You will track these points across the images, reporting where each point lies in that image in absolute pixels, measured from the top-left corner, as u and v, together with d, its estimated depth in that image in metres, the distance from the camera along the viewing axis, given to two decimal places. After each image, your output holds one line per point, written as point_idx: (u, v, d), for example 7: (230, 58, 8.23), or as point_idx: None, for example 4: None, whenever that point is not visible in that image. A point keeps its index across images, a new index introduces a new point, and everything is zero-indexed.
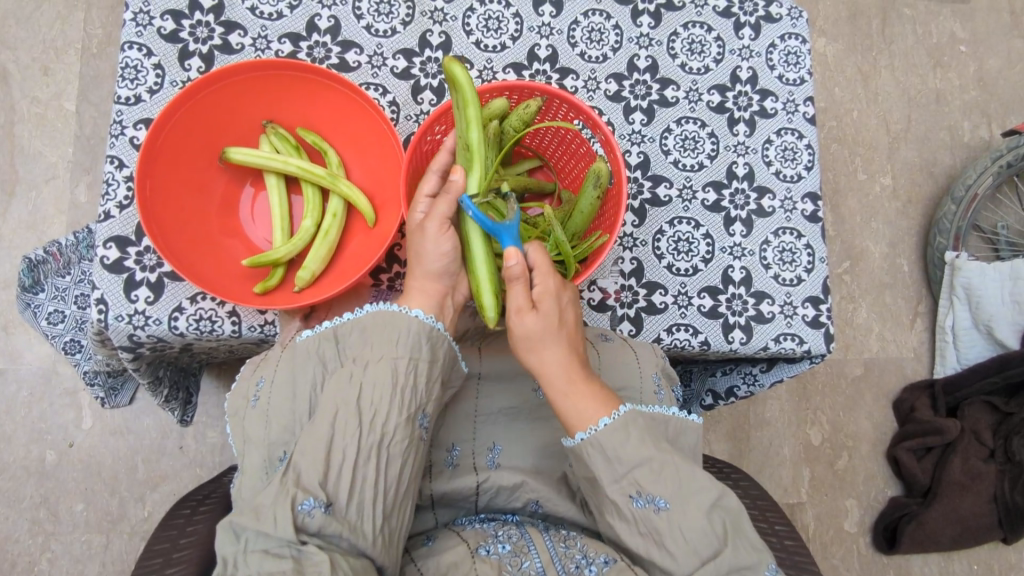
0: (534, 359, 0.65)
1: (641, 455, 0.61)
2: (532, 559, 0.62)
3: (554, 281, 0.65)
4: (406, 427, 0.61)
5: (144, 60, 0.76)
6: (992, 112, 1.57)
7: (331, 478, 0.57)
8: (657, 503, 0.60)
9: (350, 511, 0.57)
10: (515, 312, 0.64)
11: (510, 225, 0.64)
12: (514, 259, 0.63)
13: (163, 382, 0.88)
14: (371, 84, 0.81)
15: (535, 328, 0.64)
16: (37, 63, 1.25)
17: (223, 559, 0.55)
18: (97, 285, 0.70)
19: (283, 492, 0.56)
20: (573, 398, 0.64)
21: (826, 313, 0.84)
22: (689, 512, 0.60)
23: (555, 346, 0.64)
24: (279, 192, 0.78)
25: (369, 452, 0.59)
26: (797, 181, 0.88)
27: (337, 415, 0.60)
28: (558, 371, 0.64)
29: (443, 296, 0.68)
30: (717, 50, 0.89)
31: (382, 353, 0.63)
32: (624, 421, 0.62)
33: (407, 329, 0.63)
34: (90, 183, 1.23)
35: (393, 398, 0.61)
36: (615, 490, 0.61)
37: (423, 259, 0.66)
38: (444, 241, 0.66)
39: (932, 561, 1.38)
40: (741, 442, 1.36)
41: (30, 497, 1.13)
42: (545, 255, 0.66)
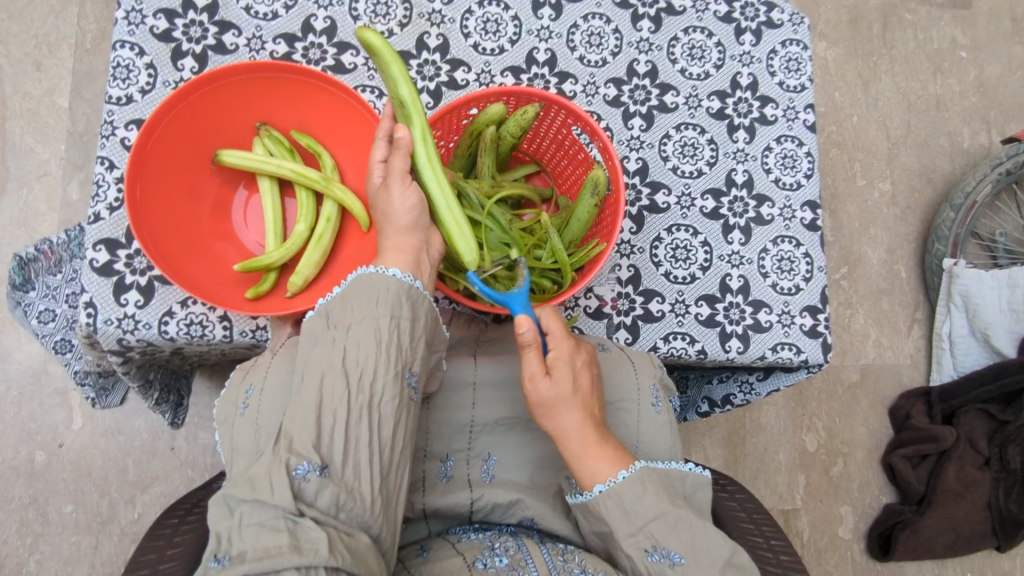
0: (549, 423, 0.65)
1: (656, 509, 0.62)
2: (530, 572, 0.61)
3: (568, 345, 0.65)
4: (394, 385, 0.58)
5: (136, 60, 0.74)
6: (992, 119, 1.56)
7: (324, 441, 0.55)
8: (673, 558, 0.60)
9: (346, 474, 0.54)
10: (529, 380, 0.64)
11: (518, 293, 0.65)
12: (527, 326, 0.62)
13: (154, 385, 0.87)
14: (366, 87, 0.80)
15: (550, 394, 0.64)
16: (29, 58, 1.23)
17: (218, 536, 0.52)
18: (86, 289, 0.69)
19: (275, 460, 0.53)
20: (587, 459, 0.64)
21: (824, 323, 0.83)
22: (702, 565, 0.61)
23: (570, 410, 0.64)
24: (272, 196, 0.77)
25: (360, 414, 0.56)
26: (796, 189, 0.87)
27: (325, 380, 0.57)
28: (573, 433, 0.64)
29: (419, 255, 0.65)
30: (717, 55, 0.88)
31: (364, 313, 0.60)
32: (639, 477, 0.63)
33: (385, 288, 0.60)
34: (82, 181, 1.22)
35: (379, 355, 0.58)
36: (632, 543, 0.62)
37: (391, 217, 0.65)
38: (410, 193, 0.65)
39: (926, 569, 1.38)
40: (736, 446, 1.36)
41: (18, 498, 1.12)
42: (557, 320, 0.65)
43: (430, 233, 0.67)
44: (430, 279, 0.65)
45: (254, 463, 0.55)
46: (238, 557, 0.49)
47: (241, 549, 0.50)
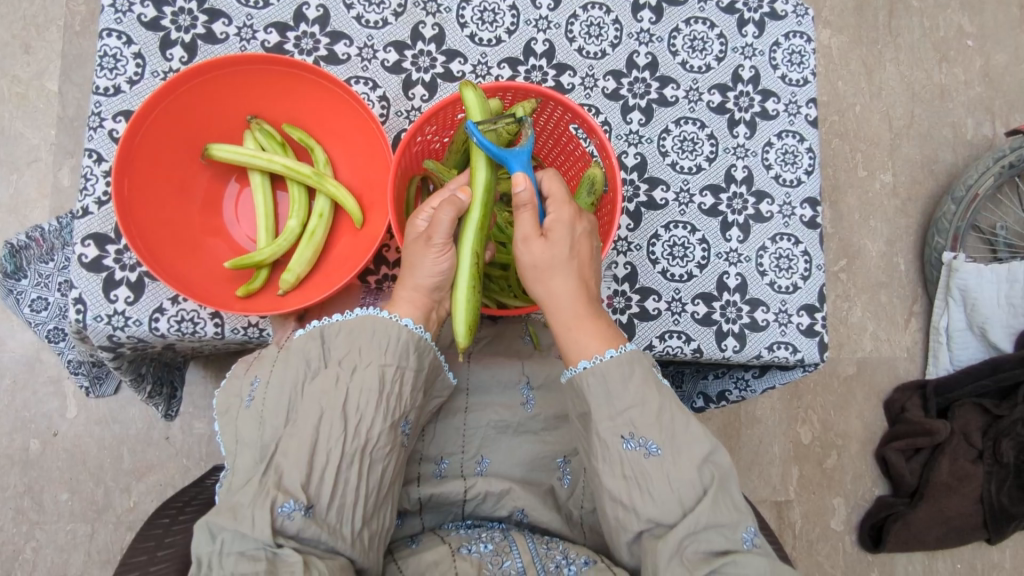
0: (542, 289, 0.64)
1: (640, 395, 0.60)
2: (514, 559, 0.62)
3: (568, 212, 0.63)
4: (388, 434, 0.61)
5: (124, 49, 0.72)
6: (996, 110, 1.54)
7: (313, 480, 0.57)
8: (648, 447, 0.59)
9: (329, 514, 0.57)
10: (523, 241, 0.63)
11: (519, 152, 0.62)
12: (523, 185, 0.60)
13: (147, 378, 0.86)
14: (360, 78, 0.78)
15: (543, 257, 0.63)
16: (17, 39, 1.21)
17: (199, 559, 0.53)
18: (75, 284, 0.68)
19: (262, 493, 0.55)
20: (574, 329, 0.64)
21: (821, 322, 0.83)
22: (678, 462, 0.58)
23: (564, 275, 0.63)
24: (264, 191, 0.76)
25: (352, 457, 0.59)
26: (796, 186, 0.86)
27: (323, 419, 0.59)
28: (564, 301, 0.64)
29: (431, 310, 0.66)
30: (719, 48, 0.86)
31: (369, 358, 0.62)
32: (628, 358, 0.61)
33: (395, 336, 0.62)
34: (74, 167, 1.20)
35: (379, 404, 0.61)
36: (609, 427, 0.60)
37: (417, 272, 0.64)
38: (444, 259, 0.63)
39: (916, 559, 1.39)
40: (731, 439, 1.36)
41: (14, 486, 1.12)
42: (558, 184, 0.64)
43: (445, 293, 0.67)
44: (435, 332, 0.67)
45: (238, 488, 0.57)
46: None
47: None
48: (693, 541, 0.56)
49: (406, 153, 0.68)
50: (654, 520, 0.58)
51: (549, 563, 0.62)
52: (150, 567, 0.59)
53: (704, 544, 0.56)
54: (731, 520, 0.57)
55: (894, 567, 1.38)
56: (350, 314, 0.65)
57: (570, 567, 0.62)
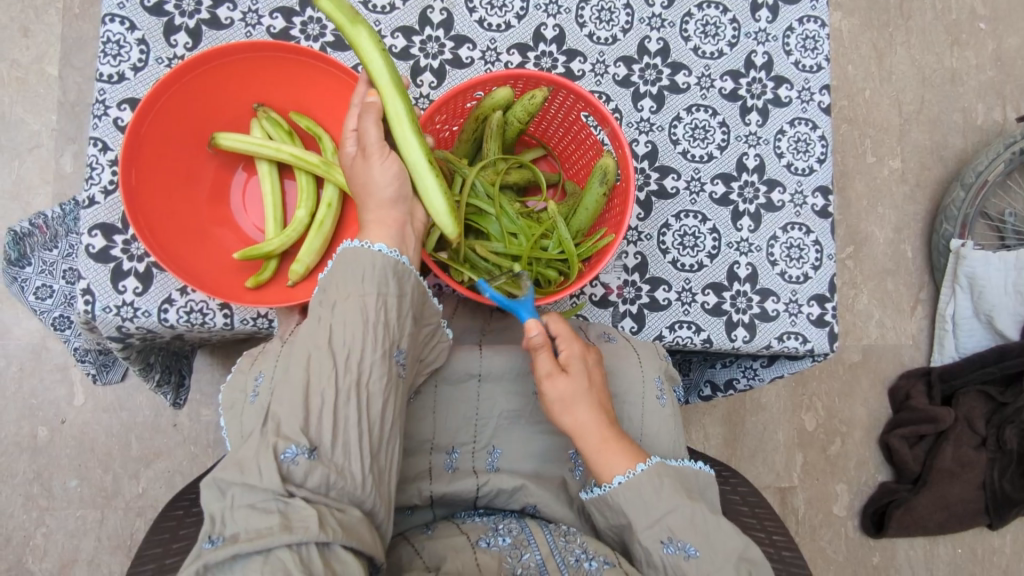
0: (567, 420, 0.63)
1: (673, 500, 0.61)
2: (532, 553, 0.62)
3: (579, 345, 0.65)
4: (381, 364, 0.57)
5: (127, 35, 0.71)
6: (1008, 94, 1.52)
7: (312, 422, 0.54)
8: (688, 550, 0.59)
9: (335, 454, 0.53)
10: (545, 377, 0.63)
11: (524, 300, 0.65)
12: (536, 329, 0.62)
13: (155, 367, 0.86)
14: (367, 65, 0.77)
15: (566, 390, 0.63)
16: (15, 23, 1.19)
17: (214, 517, 0.51)
18: (83, 274, 0.67)
19: (264, 444, 0.52)
20: (605, 451, 0.62)
21: (832, 312, 0.82)
22: (717, 561, 0.59)
23: (588, 404, 0.63)
24: (272, 180, 0.75)
25: (348, 393, 0.55)
26: (808, 174, 0.85)
27: (313, 359, 0.55)
28: (590, 430, 0.63)
29: (403, 226, 0.62)
30: (731, 34, 0.85)
31: (352, 287, 0.58)
32: (656, 470, 0.62)
33: (371, 263, 0.58)
34: (76, 152, 1.19)
35: (366, 334, 0.56)
36: (648, 534, 0.60)
37: (374, 190, 0.62)
38: (390, 163, 0.62)
39: (918, 544, 1.40)
40: (736, 425, 1.37)
41: (23, 472, 1.12)
42: (565, 323, 0.65)
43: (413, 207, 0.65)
44: (415, 250, 0.63)
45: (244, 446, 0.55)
46: (231, 538, 0.49)
47: (234, 531, 0.50)
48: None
49: None
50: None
51: (569, 557, 0.62)
52: (165, 562, 0.60)
53: None
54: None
55: (896, 552, 1.40)
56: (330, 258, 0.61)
57: (590, 561, 0.62)
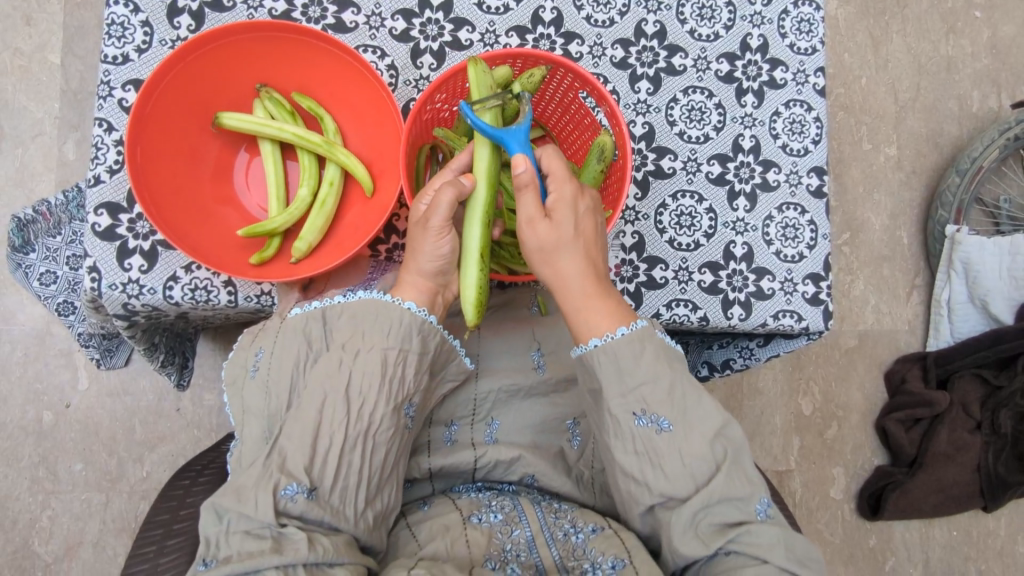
0: (549, 269, 0.64)
1: (653, 371, 0.60)
2: (523, 528, 0.63)
3: (570, 190, 0.63)
4: (392, 416, 0.61)
5: (131, 17, 0.72)
6: (1003, 82, 1.54)
7: (316, 462, 0.56)
8: (660, 424, 0.59)
9: (333, 496, 0.56)
10: (527, 223, 0.62)
11: (516, 131, 0.62)
12: (523, 166, 0.60)
13: (160, 348, 0.87)
14: (368, 47, 0.78)
15: (549, 238, 0.62)
16: (18, 12, 1.20)
17: (206, 539, 0.53)
18: (89, 252, 0.68)
19: (266, 475, 0.54)
20: (585, 311, 0.63)
21: (826, 291, 0.83)
22: (690, 438, 0.59)
23: (572, 256, 0.63)
24: (274, 160, 0.76)
25: (355, 441, 0.58)
26: (804, 155, 0.86)
27: (326, 401, 0.58)
28: (572, 280, 0.63)
29: (435, 295, 0.66)
30: (727, 16, 0.86)
31: (371, 342, 0.62)
32: (638, 335, 0.61)
33: (399, 318, 0.62)
34: (79, 140, 1.20)
35: (382, 386, 0.60)
36: (620, 405, 0.60)
37: (420, 257, 0.64)
38: (444, 242, 0.64)
39: (913, 526, 1.42)
40: (733, 410, 1.38)
41: (28, 456, 1.14)
42: (559, 163, 0.63)
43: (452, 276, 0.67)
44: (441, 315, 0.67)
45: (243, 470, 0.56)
46: (224, 560, 0.51)
47: (227, 553, 0.51)
48: (706, 515, 0.58)
49: (416, 123, 0.69)
50: (667, 494, 0.59)
51: (558, 531, 0.63)
52: (168, 540, 0.60)
53: (717, 517, 0.58)
54: (745, 493, 0.58)
55: (892, 534, 1.41)
56: (354, 296, 0.64)
57: (578, 534, 0.63)
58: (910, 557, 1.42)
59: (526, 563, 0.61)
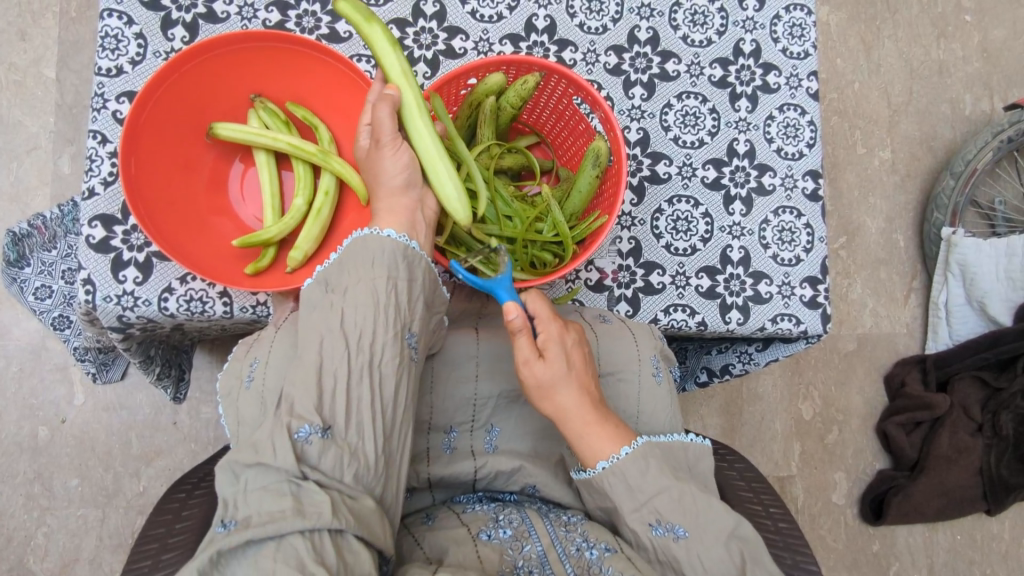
0: (547, 406, 0.63)
1: (660, 483, 0.61)
2: (534, 544, 0.62)
3: (557, 326, 0.63)
4: (395, 345, 0.59)
5: (125, 29, 0.72)
6: (995, 85, 1.54)
7: (326, 404, 0.55)
8: (676, 531, 0.60)
9: (349, 433, 0.55)
10: (523, 365, 0.62)
11: (501, 278, 0.63)
12: (516, 312, 0.60)
13: (156, 359, 0.87)
14: (362, 56, 0.78)
15: (546, 377, 0.62)
16: (13, 27, 1.20)
17: (224, 502, 0.52)
18: (83, 265, 0.68)
19: (278, 424, 0.54)
20: (587, 436, 0.63)
21: (824, 294, 0.83)
22: (707, 541, 0.60)
23: (568, 389, 0.63)
24: (269, 169, 0.76)
25: (360, 373, 0.57)
26: (798, 159, 0.86)
27: (324, 343, 0.58)
28: (571, 413, 0.63)
29: (414, 215, 0.65)
30: (720, 22, 0.86)
31: (361, 275, 0.61)
32: (642, 452, 0.62)
33: (381, 247, 0.61)
34: (73, 155, 1.20)
35: (378, 316, 0.59)
36: (636, 518, 0.61)
37: (384, 177, 0.65)
38: (401, 155, 0.65)
39: (918, 531, 1.41)
40: (733, 415, 1.37)
41: (23, 473, 1.12)
42: (543, 303, 0.64)
43: (424, 193, 0.68)
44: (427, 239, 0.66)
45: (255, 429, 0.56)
46: (244, 522, 0.50)
47: (246, 513, 0.50)
48: None
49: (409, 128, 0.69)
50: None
51: (570, 547, 0.62)
52: (163, 556, 0.60)
53: None
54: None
55: (896, 539, 1.40)
56: (343, 247, 0.63)
57: (591, 550, 0.62)
58: (915, 562, 1.41)
59: None
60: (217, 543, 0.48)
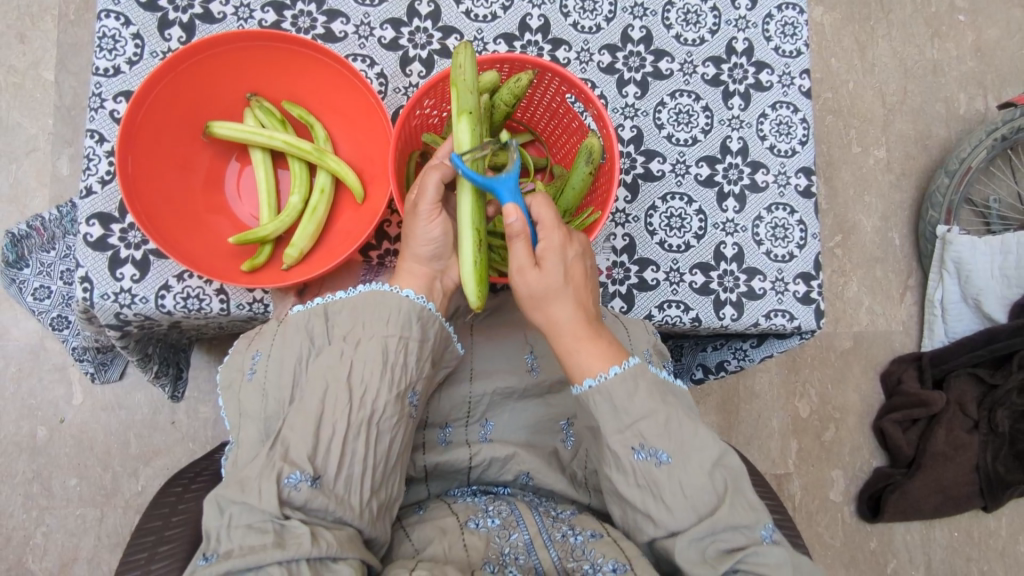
0: (542, 317, 0.63)
1: (649, 407, 0.60)
2: (521, 532, 0.62)
3: (559, 235, 0.63)
4: (396, 405, 0.61)
5: (122, 30, 0.73)
6: (988, 84, 1.55)
7: (319, 453, 0.57)
8: (659, 457, 0.59)
9: (337, 485, 0.56)
10: (518, 272, 0.62)
11: (505, 179, 0.61)
12: (514, 216, 0.60)
13: (153, 358, 0.87)
14: (357, 56, 0.79)
15: (540, 286, 0.62)
16: (12, 29, 1.21)
17: (208, 532, 0.54)
18: (81, 263, 0.69)
19: (269, 466, 0.55)
20: (577, 352, 0.62)
21: (818, 290, 0.84)
22: (691, 470, 0.59)
23: (563, 301, 0.62)
24: (265, 167, 0.76)
25: (358, 429, 0.58)
26: (791, 156, 0.86)
27: (327, 392, 0.59)
28: (565, 327, 0.63)
29: (432, 280, 0.67)
30: (712, 21, 0.87)
31: (373, 330, 0.62)
32: (631, 373, 0.61)
33: (396, 307, 0.63)
34: (72, 155, 1.20)
35: (383, 374, 0.61)
36: (618, 440, 0.60)
37: (414, 243, 0.65)
38: (434, 227, 0.65)
39: (914, 528, 1.41)
40: (730, 414, 1.38)
41: (22, 472, 1.13)
42: (550, 209, 0.62)
43: (449, 262, 0.69)
44: (442, 303, 0.68)
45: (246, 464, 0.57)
46: (225, 555, 0.51)
47: (227, 547, 0.52)
48: (713, 541, 0.57)
49: (405, 127, 0.69)
50: (670, 529, 0.58)
51: (556, 534, 0.63)
52: (160, 547, 0.60)
53: (723, 545, 0.57)
54: (748, 520, 0.57)
55: (893, 536, 1.40)
56: (354, 291, 0.65)
57: (577, 536, 0.63)
58: (912, 559, 1.41)
59: (526, 566, 0.60)
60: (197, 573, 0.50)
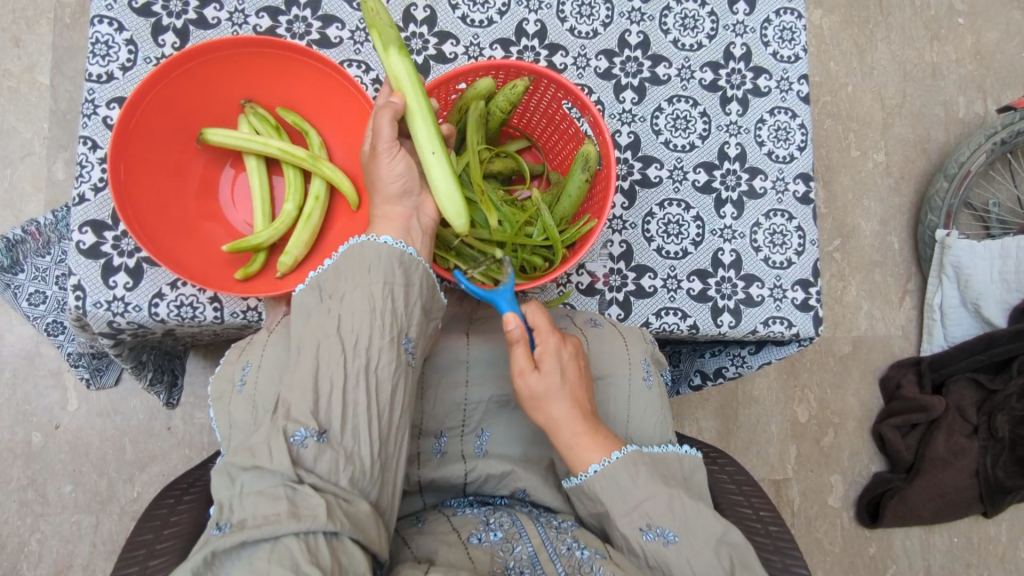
0: (540, 417, 0.64)
1: (650, 489, 0.62)
2: (524, 545, 0.62)
3: (554, 340, 0.65)
4: (391, 350, 0.59)
5: (115, 35, 0.72)
6: (988, 87, 1.55)
7: (322, 407, 0.55)
8: (666, 536, 0.60)
9: (344, 438, 0.55)
10: (518, 375, 0.63)
11: (504, 289, 0.65)
12: (513, 322, 0.62)
13: (148, 365, 0.87)
14: (352, 61, 0.78)
15: (539, 388, 0.63)
16: (8, 33, 1.21)
17: (220, 504, 0.52)
18: (74, 271, 0.68)
19: (274, 428, 0.54)
20: (578, 447, 0.63)
21: (816, 297, 0.83)
22: (697, 546, 0.60)
23: (562, 401, 0.63)
24: (259, 175, 0.76)
25: (359, 377, 0.57)
26: (789, 162, 0.86)
27: (320, 348, 0.57)
28: (564, 424, 0.64)
29: (409, 222, 0.65)
30: (710, 26, 0.87)
31: (358, 282, 0.60)
32: (632, 458, 0.63)
33: (377, 254, 0.61)
34: (68, 160, 1.20)
35: (374, 322, 0.59)
36: (626, 523, 0.61)
37: (382, 185, 0.66)
38: (398, 161, 0.66)
39: (914, 533, 1.40)
40: (729, 418, 1.37)
41: (17, 479, 1.12)
42: (543, 315, 0.65)
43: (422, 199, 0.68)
44: (424, 246, 0.66)
45: (252, 435, 0.56)
46: (239, 524, 0.50)
47: (241, 516, 0.50)
48: None
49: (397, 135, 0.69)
50: None
51: (561, 546, 0.62)
52: (150, 562, 0.60)
53: None
54: None
55: (892, 543, 1.40)
56: (338, 254, 0.63)
57: (582, 550, 0.62)
58: (912, 565, 1.40)
59: None
60: (212, 543, 0.48)
